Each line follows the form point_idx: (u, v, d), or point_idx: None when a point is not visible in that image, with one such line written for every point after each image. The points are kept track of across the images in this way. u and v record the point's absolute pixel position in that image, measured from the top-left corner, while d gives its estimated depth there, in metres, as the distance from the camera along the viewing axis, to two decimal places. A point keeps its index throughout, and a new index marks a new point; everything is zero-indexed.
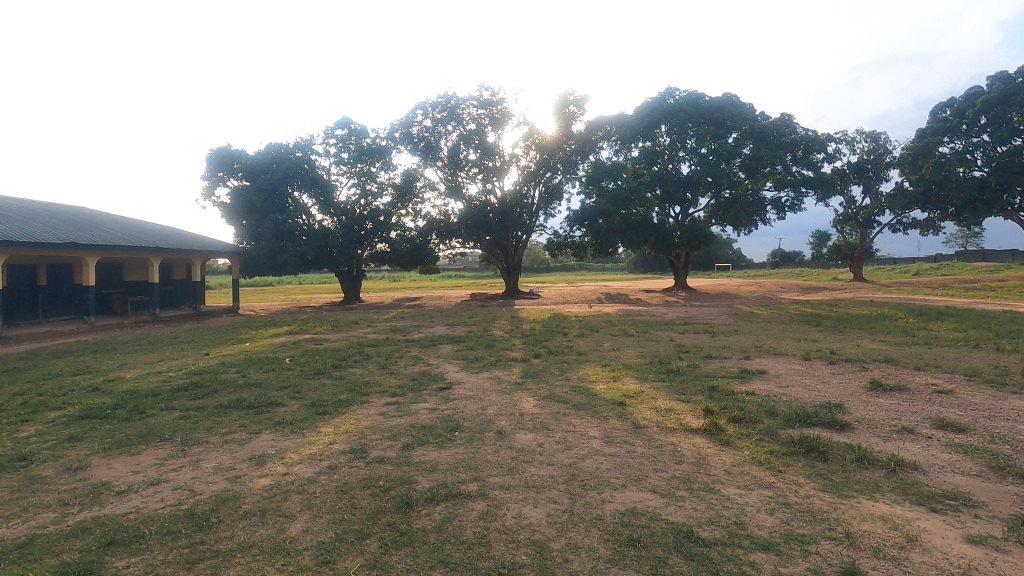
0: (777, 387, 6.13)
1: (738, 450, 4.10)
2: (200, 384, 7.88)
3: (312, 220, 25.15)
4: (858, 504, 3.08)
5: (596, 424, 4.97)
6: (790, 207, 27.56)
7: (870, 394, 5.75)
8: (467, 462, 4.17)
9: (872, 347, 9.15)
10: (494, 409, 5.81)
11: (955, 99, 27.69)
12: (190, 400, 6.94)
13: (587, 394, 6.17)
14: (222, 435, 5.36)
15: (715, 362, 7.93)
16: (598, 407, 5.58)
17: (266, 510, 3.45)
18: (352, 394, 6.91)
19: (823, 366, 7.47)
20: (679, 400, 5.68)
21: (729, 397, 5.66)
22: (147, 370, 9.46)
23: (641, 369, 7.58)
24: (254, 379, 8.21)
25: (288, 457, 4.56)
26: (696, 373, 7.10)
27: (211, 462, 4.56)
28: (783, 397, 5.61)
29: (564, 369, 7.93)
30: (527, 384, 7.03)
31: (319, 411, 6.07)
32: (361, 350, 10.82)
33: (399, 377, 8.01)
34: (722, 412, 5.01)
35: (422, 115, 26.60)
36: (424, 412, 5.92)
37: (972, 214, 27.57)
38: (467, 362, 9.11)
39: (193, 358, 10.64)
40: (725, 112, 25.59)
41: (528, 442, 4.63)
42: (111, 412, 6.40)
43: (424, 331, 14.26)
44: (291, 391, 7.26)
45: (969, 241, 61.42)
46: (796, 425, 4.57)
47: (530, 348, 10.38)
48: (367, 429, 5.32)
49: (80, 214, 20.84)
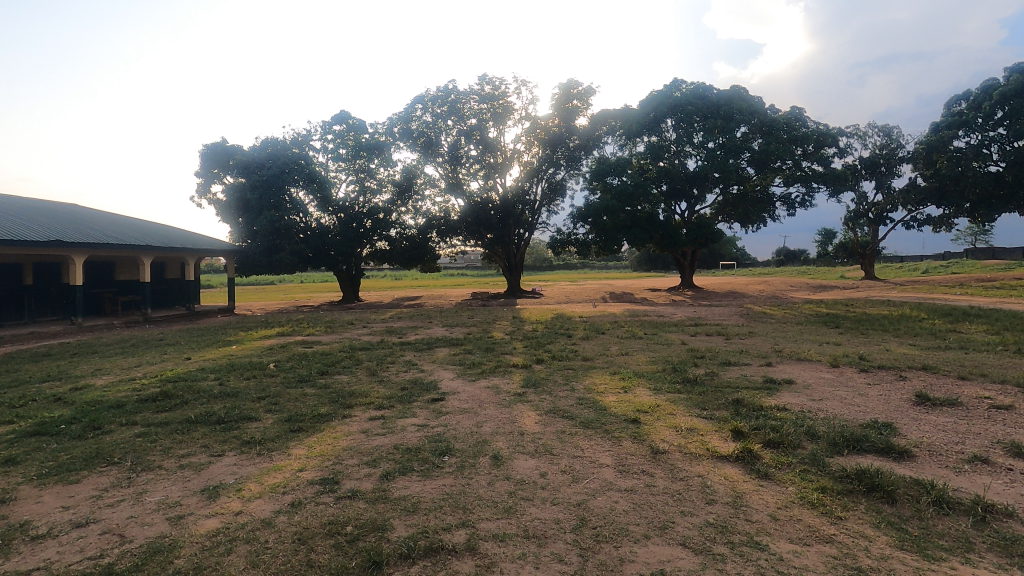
0: (810, 402, 5.44)
1: (781, 486, 3.41)
2: (172, 392, 7.22)
3: (309, 218, 24.68)
4: (954, 572, 2.39)
5: (608, 448, 4.28)
6: (800, 203, 26.89)
7: (919, 410, 5.05)
8: (456, 500, 3.47)
9: (905, 352, 8.40)
10: (490, 427, 5.15)
11: (971, 92, 26.88)
12: (156, 413, 6.28)
13: (596, 408, 5.50)
14: (177, 458, 4.70)
15: (733, 370, 7.21)
16: (608, 425, 4.90)
17: (201, 570, 2.78)
18: (335, 407, 6.25)
19: (855, 375, 6.75)
20: (701, 416, 5.00)
21: (758, 414, 4.94)
22: (120, 377, 8.82)
23: (655, 378, 6.87)
24: (233, 387, 7.59)
25: (247, 490, 3.88)
26: (716, 384, 6.37)
27: (157, 495, 3.90)
28: (823, 415, 4.91)
29: (568, 377, 7.25)
30: (529, 396, 6.35)
31: (293, 429, 5.40)
32: (351, 354, 10.17)
33: (389, 386, 7.33)
34: (755, 434, 4.31)
35: (421, 110, 25.86)
36: (412, 430, 5.25)
37: (988, 210, 26.76)
38: (464, 368, 8.40)
39: (172, 363, 9.97)
40: (733, 106, 24.83)
41: (529, 471, 3.94)
42: (64, 428, 5.76)
43: (421, 333, 13.60)
44: (269, 402, 6.60)
45: (978, 239, 60.72)
46: (845, 452, 3.87)
47: (533, 352, 9.68)
48: (344, 452, 4.66)
49: (69, 212, 20.27)
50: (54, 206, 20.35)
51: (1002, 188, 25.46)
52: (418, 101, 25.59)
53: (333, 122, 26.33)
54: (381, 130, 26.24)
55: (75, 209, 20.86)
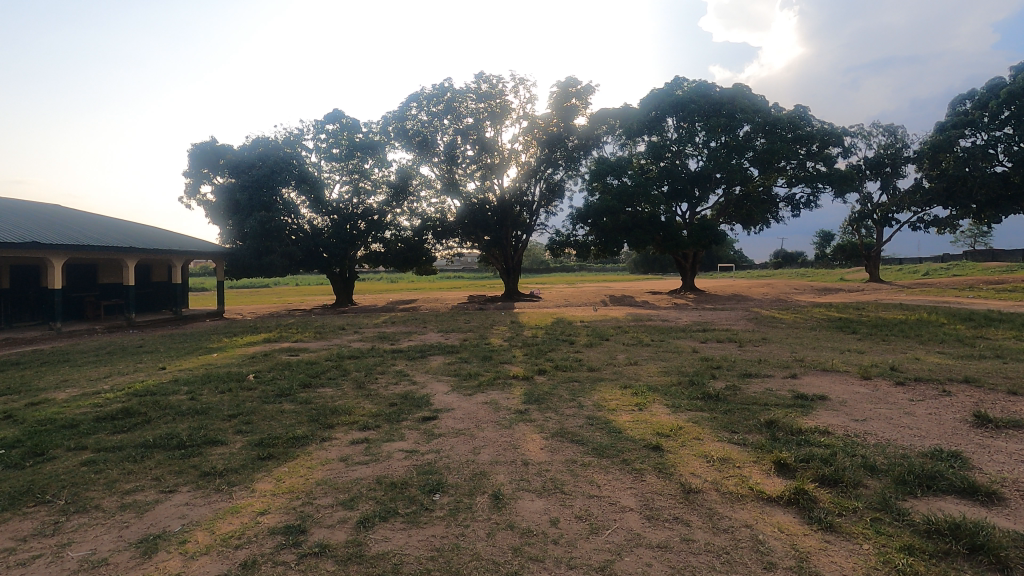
0: (854, 423, 4.77)
1: (854, 542, 2.73)
2: (134, 409, 6.48)
3: (301, 220, 23.93)
4: None
5: (630, 485, 3.60)
6: (804, 204, 26.34)
7: (983, 435, 4.38)
8: (447, 562, 2.79)
9: (938, 362, 7.75)
10: (489, 455, 4.47)
11: (976, 91, 26.39)
12: (111, 434, 5.55)
13: (610, 431, 4.81)
14: (120, 495, 3.98)
15: (756, 383, 6.53)
16: (626, 454, 4.21)
17: None
18: (314, 427, 5.53)
19: (893, 390, 6.07)
20: (733, 442, 4.34)
21: (798, 439, 4.27)
22: (85, 390, 8.08)
23: (671, 393, 6.19)
24: (204, 403, 6.86)
25: (192, 543, 3.17)
26: (741, 401, 5.68)
27: (82, 550, 3.19)
28: (874, 441, 4.25)
29: (574, 392, 6.54)
30: (531, 414, 5.66)
31: (262, 455, 4.70)
32: (338, 364, 9.45)
33: (376, 401, 6.65)
34: (804, 467, 3.63)
35: (417, 109, 25.17)
36: (399, 458, 4.55)
37: (995, 211, 26.15)
38: (459, 380, 7.68)
39: (144, 374, 9.21)
40: (736, 104, 24.28)
41: (537, 516, 3.26)
42: (2, 454, 5.04)
43: (415, 339, 12.91)
44: (241, 422, 5.88)
45: (977, 241, 60.25)
46: (919, 493, 3.21)
47: (534, 361, 8.96)
48: (317, 487, 3.97)
49: (49, 213, 19.49)
50: (35, 208, 19.60)
51: (1010, 189, 24.91)
52: (414, 99, 24.90)
53: (325, 121, 25.66)
54: (375, 129, 25.62)
55: (56, 210, 20.09)
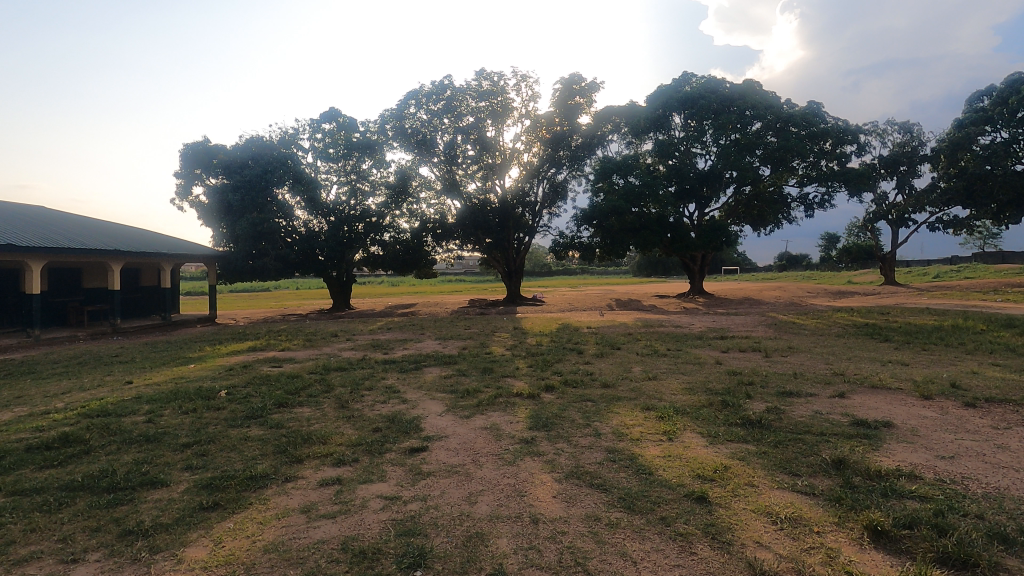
0: (943, 464, 3.82)
1: None
2: (75, 435, 5.54)
3: (296, 222, 23.03)
4: None
5: (680, 562, 2.67)
6: (818, 204, 25.35)
7: None
8: None
9: (1002, 377, 6.74)
10: (489, 505, 3.53)
11: (995, 86, 25.41)
12: (37, 472, 4.62)
13: (639, 473, 3.86)
14: (7, 566, 3.06)
15: (801, 405, 5.59)
16: (663, 508, 3.28)
17: None
18: (277, 463, 4.59)
19: (967, 415, 5.10)
20: (799, 491, 3.40)
21: (881, 489, 3.34)
22: (35, 409, 7.15)
23: (703, 416, 5.25)
24: (160, 427, 5.92)
25: None
26: (790, 429, 4.74)
27: None
28: (983, 491, 3.31)
29: (588, 415, 5.60)
30: (538, 444, 4.73)
31: (206, 504, 3.76)
32: (323, 377, 8.51)
33: (358, 425, 5.72)
34: (913, 539, 2.70)
35: (416, 107, 24.28)
36: (375, 509, 3.61)
37: (1017, 211, 25.10)
38: (455, 399, 6.72)
39: (108, 389, 8.29)
40: (746, 100, 23.38)
41: None
42: None
43: (411, 347, 11.99)
44: (195, 454, 4.95)
45: (987, 245, 59.31)
46: None
47: (540, 375, 7.98)
48: (265, 554, 3.04)
49: (32, 215, 18.64)
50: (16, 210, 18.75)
51: None
52: (413, 98, 24.02)
53: (322, 121, 24.82)
54: (373, 128, 24.68)
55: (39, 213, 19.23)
